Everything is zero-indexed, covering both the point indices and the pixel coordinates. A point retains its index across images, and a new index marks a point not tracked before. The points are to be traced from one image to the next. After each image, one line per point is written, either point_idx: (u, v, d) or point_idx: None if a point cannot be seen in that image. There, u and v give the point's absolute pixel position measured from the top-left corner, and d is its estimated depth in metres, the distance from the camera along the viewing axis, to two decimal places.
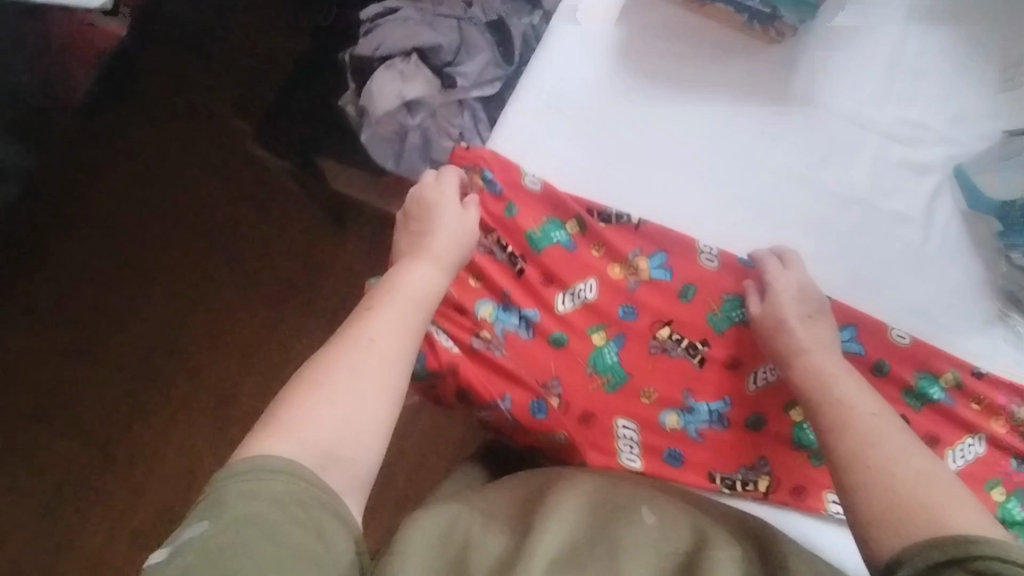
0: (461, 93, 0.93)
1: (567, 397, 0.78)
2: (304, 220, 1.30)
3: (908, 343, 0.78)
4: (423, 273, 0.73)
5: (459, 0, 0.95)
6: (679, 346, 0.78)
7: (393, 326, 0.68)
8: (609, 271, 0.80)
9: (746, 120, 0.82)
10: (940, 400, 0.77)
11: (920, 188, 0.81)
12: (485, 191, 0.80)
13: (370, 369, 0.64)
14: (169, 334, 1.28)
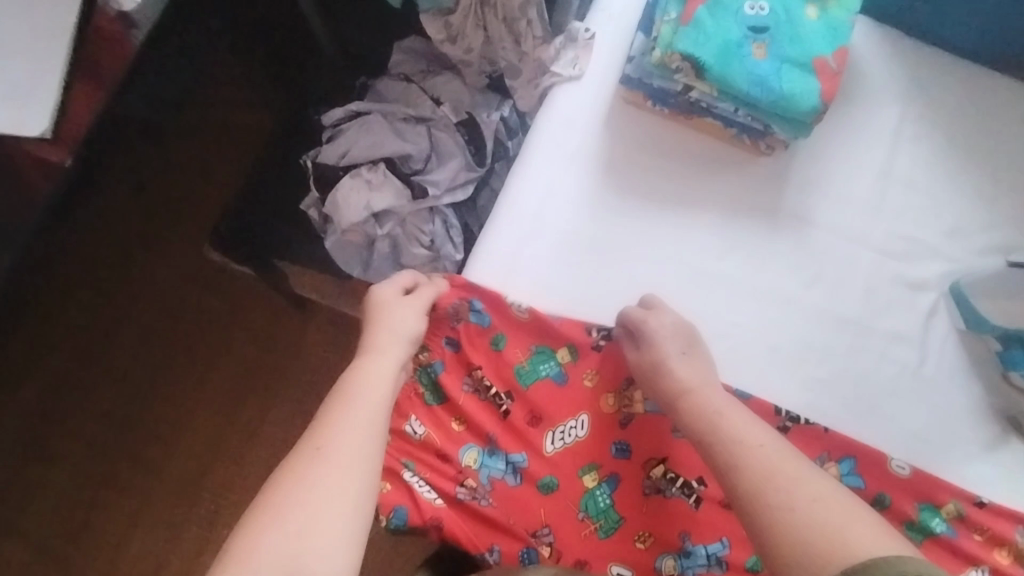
0: (432, 201, 0.89)
1: (559, 547, 0.72)
2: (268, 304, 1.14)
3: (908, 473, 0.74)
4: (377, 375, 0.66)
5: (427, 100, 0.92)
6: (674, 486, 0.73)
7: (344, 424, 0.62)
8: (601, 404, 0.74)
9: (736, 237, 0.80)
10: (942, 533, 0.73)
11: (915, 306, 0.79)
12: (468, 324, 0.75)
13: (323, 485, 0.58)
14: (120, 420, 1.12)
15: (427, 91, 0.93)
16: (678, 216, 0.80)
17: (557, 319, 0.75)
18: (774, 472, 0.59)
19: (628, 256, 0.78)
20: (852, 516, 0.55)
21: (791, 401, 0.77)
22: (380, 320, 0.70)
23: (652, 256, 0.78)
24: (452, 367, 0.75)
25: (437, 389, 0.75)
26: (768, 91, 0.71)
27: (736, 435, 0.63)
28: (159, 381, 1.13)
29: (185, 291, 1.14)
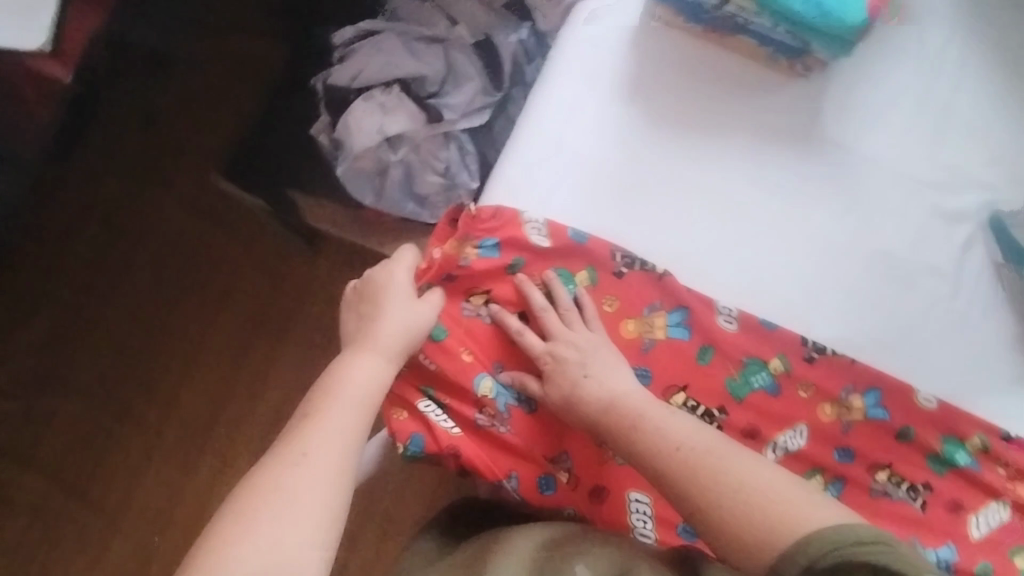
0: (448, 126, 0.87)
1: (577, 472, 0.71)
2: (279, 241, 1.13)
3: (934, 407, 0.74)
4: (361, 371, 0.65)
5: (442, 20, 0.89)
6: (695, 414, 0.72)
7: (332, 433, 0.62)
8: (621, 329, 0.73)
9: (767, 166, 0.77)
10: (966, 466, 0.73)
11: (950, 238, 0.77)
12: (480, 257, 0.71)
13: (304, 486, 0.58)
14: (133, 356, 1.12)
15: (444, 10, 0.90)
16: (708, 142, 0.77)
17: (586, 238, 0.72)
18: (699, 472, 0.60)
19: (651, 188, 0.75)
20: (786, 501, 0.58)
21: (818, 332, 0.75)
22: (373, 313, 0.69)
23: (676, 185, 0.76)
24: (460, 286, 0.71)
25: (444, 321, 0.71)
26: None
27: (656, 442, 0.63)
28: (171, 314, 1.12)
29: (196, 226, 1.13)
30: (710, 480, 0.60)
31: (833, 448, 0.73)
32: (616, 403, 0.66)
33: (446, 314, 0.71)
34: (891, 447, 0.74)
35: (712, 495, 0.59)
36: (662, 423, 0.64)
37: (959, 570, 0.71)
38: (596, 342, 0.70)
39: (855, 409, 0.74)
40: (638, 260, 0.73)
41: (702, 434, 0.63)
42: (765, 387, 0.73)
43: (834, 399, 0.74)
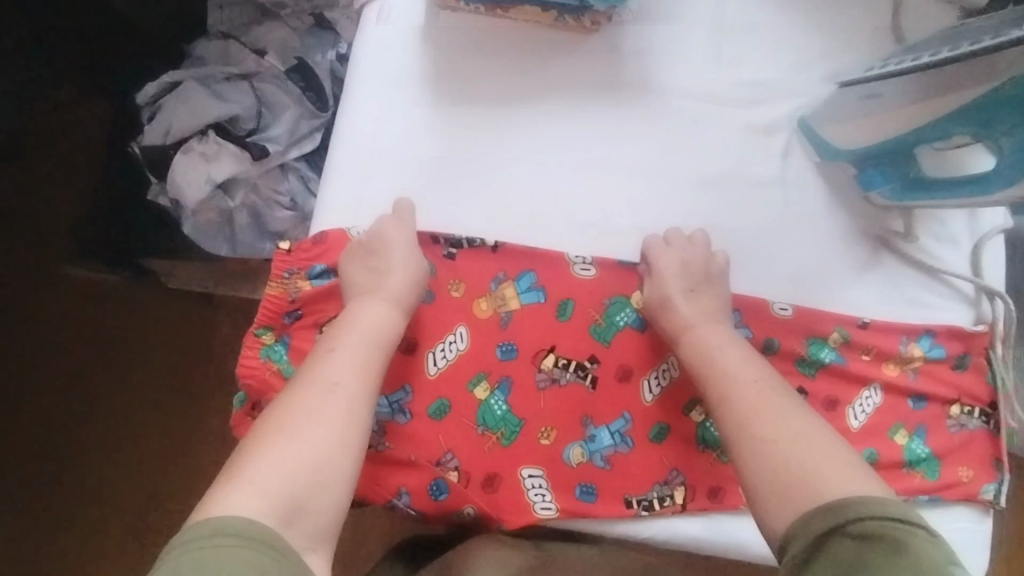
0: (279, 158, 0.87)
1: (465, 467, 0.71)
2: (177, 311, 1.11)
3: (791, 313, 0.76)
4: (371, 309, 0.67)
5: (248, 54, 0.89)
6: (568, 372, 0.73)
7: (356, 371, 0.62)
8: (474, 308, 0.74)
9: (584, 124, 0.79)
10: (832, 362, 0.76)
11: (770, 148, 0.80)
12: (317, 286, 0.72)
13: (331, 412, 0.59)
14: (49, 459, 1.06)
15: (251, 43, 0.91)
16: (521, 115, 0.78)
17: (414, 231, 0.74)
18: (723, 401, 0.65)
19: (475, 171, 0.77)
20: (775, 406, 0.63)
21: None
22: (383, 264, 0.69)
23: (500, 163, 0.77)
24: (308, 318, 0.71)
25: (295, 356, 0.71)
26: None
27: (695, 349, 0.69)
28: (85, 396, 1.08)
29: (84, 312, 1.07)
30: (733, 405, 0.64)
31: None
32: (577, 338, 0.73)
33: (299, 348, 0.71)
34: None
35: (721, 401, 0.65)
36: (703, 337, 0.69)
37: None
38: (691, 252, 0.74)
39: None
40: (465, 239, 0.75)
41: (702, 348, 0.69)
42: (631, 323, 0.75)
43: None
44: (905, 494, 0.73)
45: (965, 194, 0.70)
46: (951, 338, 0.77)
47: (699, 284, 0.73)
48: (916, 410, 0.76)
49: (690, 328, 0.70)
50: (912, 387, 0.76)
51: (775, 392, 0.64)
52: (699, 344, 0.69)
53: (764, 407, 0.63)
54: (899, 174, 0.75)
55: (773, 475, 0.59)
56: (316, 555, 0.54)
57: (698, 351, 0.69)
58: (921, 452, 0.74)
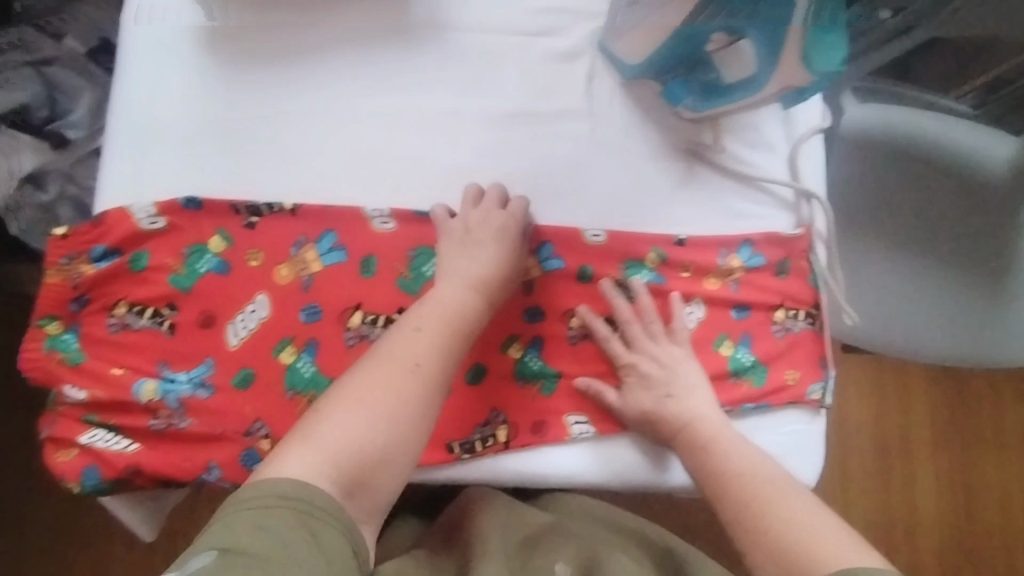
0: (85, 143, 0.86)
1: (276, 433, 0.69)
2: None
3: (604, 240, 0.74)
4: (454, 289, 0.67)
5: (42, 38, 0.88)
6: (377, 327, 0.71)
7: (429, 367, 0.63)
8: (276, 276, 0.71)
9: (375, 69, 0.75)
10: (649, 282, 0.74)
11: (573, 75, 0.77)
12: (100, 268, 0.70)
13: (394, 376, 0.61)
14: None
15: (46, 28, 0.88)
16: (306, 69, 0.75)
17: (201, 200, 0.71)
18: (710, 473, 0.66)
19: (262, 130, 0.74)
20: (788, 489, 0.62)
21: None
22: (474, 236, 0.70)
23: (289, 121, 0.74)
24: (94, 303, 0.69)
25: (84, 345, 0.69)
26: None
27: (677, 416, 0.69)
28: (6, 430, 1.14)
29: None
30: (727, 484, 0.64)
31: (521, 311, 0.73)
32: (457, 323, 0.65)
33: (87, 336, 0.69)
34: (574, 291, 0.74)
35: (720, 481, 0.65)
36: (655, 373, 0.71)
37: None
38: (671, 353, 0.72)
39: (531, 268, 0.73)
40: (263, 205, 0.72)
41: (693, 406, 0.69)
42: None
43: None
44: (729, 404, 0.72)
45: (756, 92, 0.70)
46: (770, 244, 0.76)
47: (693, 380, 0.71)
48: (740, 320, 0.74)
49: (680, 406, 0.69)
50: (733, 297, 0.74)
51: (782, 478, 0.63)
52: (687, 414, 0.69)
53: (768, 484, 0.62)
54: (697, 83, 0.74)
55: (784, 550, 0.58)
56: (369, 527, 0.59)
57: (688, 421, 0.69)
58: (746, 362, 0.73)
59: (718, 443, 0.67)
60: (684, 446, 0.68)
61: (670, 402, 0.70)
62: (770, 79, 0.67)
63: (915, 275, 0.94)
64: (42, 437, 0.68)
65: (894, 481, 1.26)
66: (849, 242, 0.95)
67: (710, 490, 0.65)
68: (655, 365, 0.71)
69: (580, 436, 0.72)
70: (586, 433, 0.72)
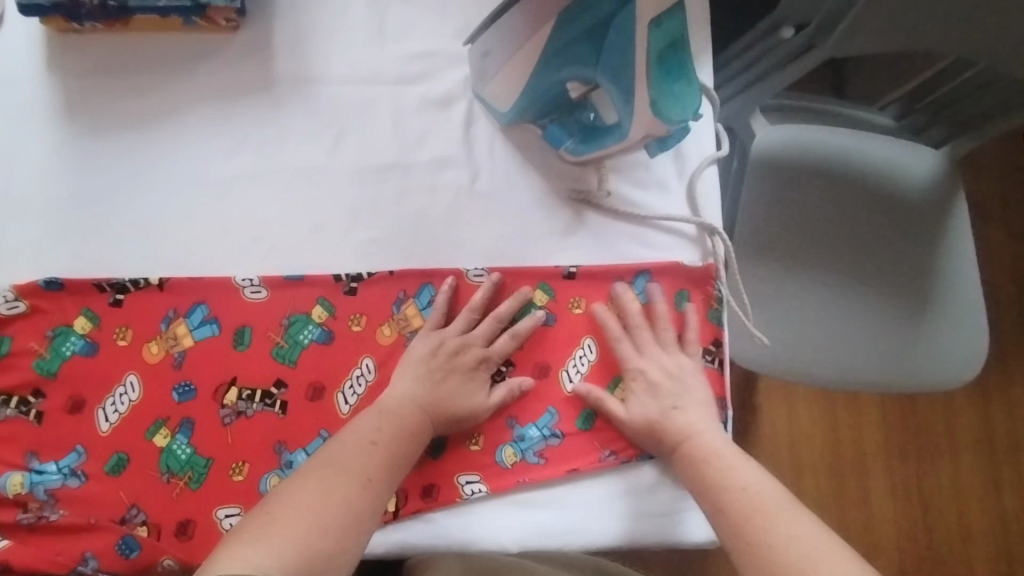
0: None
1: (154, 519, 0.67)
2: None
3: (487, 281, 0.71)
4: (410, 394, 0.66)
5: None
6: (254, 402, 0.69)
7: (387, 449, 0.61)
8: (146, 354, 0.69)
9: (240, 126, 0.73)
10: (537, 323, 0.72)
11: (449, 122, 0.74)
12: None
13: (345, 478, 0.58)
14: None
15: None
16: (166, 133, 0.72)
17: (61, 280, 0.68)
18: (715, 484, 0.62)
19: (122, 198, 0.71)
20: (784, 508, 0.58)
21: (350, 260, 0.71)
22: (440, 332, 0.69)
23: (153, 189, 0.71)
24: None
25: None
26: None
27: (670, 428, 0.67)
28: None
29: None
30: (733, 492, 0.60)
31: None
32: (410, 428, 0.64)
33: None
34: None
35: (722, 488, 0.61)
36: (656, 377, 0.69)
37: (566, 432, 0.70)
38: (678, 361, 0.70)
39: (411, 317, 0.71)
40: (127, 281, 0.69)
41: (692, 413, 0.67)
42: (315, 339, 0.70)
43: (388, 318, 0.71)
44: (626, 455, 0.70)
45: (610, 145, 0.70)
46: (668, 274, 0.72)
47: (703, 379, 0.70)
48: None
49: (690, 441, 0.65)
50: None
51: (783, 497, 0.59)
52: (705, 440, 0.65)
53: (769, 502, 0.58)
54: (576, 124, 0.72)
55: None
56: None
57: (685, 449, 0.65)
58: None
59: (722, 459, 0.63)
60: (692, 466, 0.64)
61: (669, 416, 0.67)
62: (632, 126, 0.66)
63: (851, 300, 0.87)
64: None
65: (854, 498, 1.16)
66: (776, 273, 0.87)
67: (707, 505, 0.61)
68: (664, 373, 0.69)
69: (472, 496, 0.69)
70: (480, 492, 0.69)
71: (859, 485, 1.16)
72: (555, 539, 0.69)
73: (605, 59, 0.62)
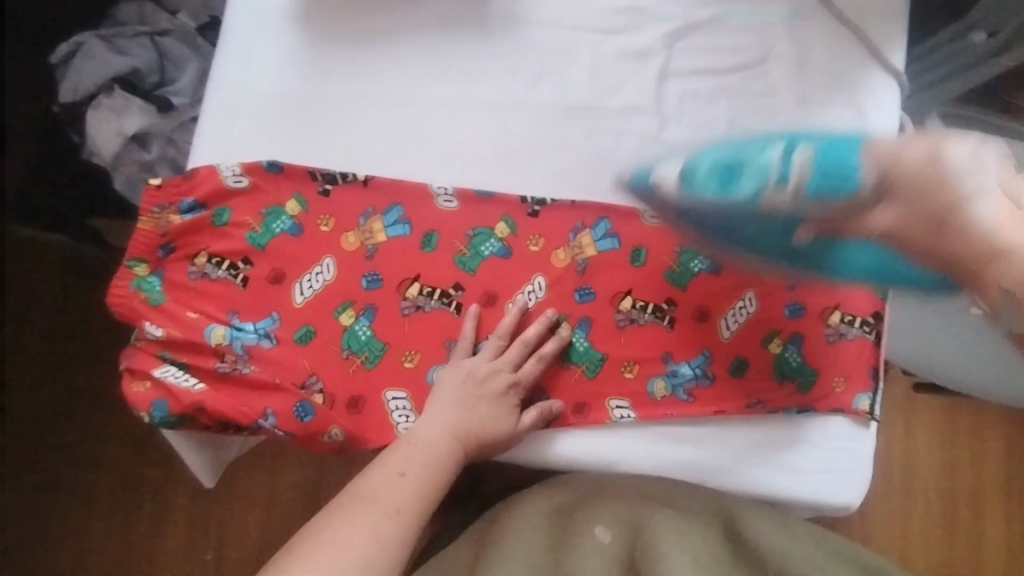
0: (185, 110, 0.87)
1: (330, 390, 0.74)
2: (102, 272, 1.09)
3: (660, 222, 0.76)
4: (436, 425, 0.68)
5: (162, 14, 0.90)
6: (433, 299, 0.75)
7: (416, 478, 0.64)
8: (343, 243, 0.76)
9: (454, 52, 0.79)
10: (702, 271, 0.75)
11: (645, 73, 0.79)
12: (186, 220, 0.75)
13: (374, 510, 0.60)
14: (21, 443, 1.11)
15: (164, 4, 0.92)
16: (385, 50, 0.79)
17: (282, 165, 0.76)
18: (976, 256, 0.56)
19: (342, 101, 0.78)
20: None
21: (536, 185, 0.77)
22: (457, 373, 0.70)
23: (370, 97, 0.78)
24: (179, 251, 0.75)
25: (165, 288, 0.75)
26: (843, 181, 0.61)
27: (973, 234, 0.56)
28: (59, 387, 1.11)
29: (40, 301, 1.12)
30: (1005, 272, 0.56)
31: (572, 291, 0.75)
32: (441, 459, 0.66)
33: (170, 280, 0.75)
34: (627, 273, 0.75)
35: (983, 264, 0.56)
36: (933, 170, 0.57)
37: (715, 375, 0.74)
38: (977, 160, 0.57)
39: (586, 246, 0.76)
40: (338, 174, 0.76)
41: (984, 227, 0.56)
42: (495, 252, 0.76)
43: (564, 244, 0.76)
44: (771, 406, 0.73)
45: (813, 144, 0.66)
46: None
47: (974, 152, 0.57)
48: (791, 319, 0.75)
49: (964, 212, 0.56)
50: (786, 297, 0.75)
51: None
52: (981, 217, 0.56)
53: None
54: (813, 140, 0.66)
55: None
56: None
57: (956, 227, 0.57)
58: (792, 362, 0.74)
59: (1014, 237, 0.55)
60: (944, 236, 0.57)
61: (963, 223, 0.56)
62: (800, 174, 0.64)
63: None
64: (121, 367, 0.73)
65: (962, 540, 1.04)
66: None
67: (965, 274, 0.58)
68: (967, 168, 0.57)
69: (620, 420, 0.73)
70: (627, 417, 0.73)
71: (968, 528, 1.04)
72: (690, 474, 0.72)
73: (744, 189, 0.64)
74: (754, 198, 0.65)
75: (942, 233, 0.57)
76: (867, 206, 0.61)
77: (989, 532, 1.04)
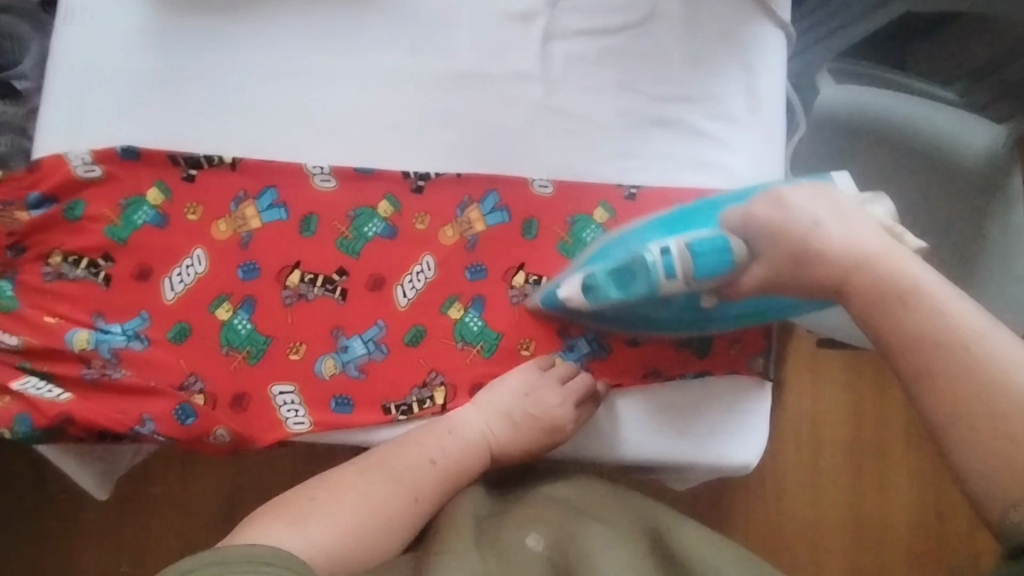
0: (36, 97, 0.79)
1: (211, 389, 0.69)
2: None
3: (551, 191, 0.73)
4: (481, 423, 0.67)
5: None
6: (316, 286, 0.71)
7: (446, 466, 0.62)
8: (214, 232, 0.71)
9: (323, 21, 0.74)
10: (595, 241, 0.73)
11: (529, 37, 0.75)
12: (34, 217, 0.69)
13: (398, 481, 0.59)
14: None
15: None
16: (249, 23, 0.73)
17: (138, 150, 0.70)
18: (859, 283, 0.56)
19: (203, 78, 0.72)
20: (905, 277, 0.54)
21: (419, 160, 0.73)
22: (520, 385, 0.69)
23: (234, 73, 0.73)
24: (31, 250, 0.69)
25: (18, 292, 0.68)
26: (725, 257, 0.64)
27: (832, 272, 0.58)
28: None
29: None
30: (898, 304, 0.53)
31: (462, 270, 0.72)
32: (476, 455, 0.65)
33: (24, 283, 0.68)
34: (519, 247, 0.73)
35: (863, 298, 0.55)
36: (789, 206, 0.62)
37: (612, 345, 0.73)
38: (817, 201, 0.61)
39: (475, 221, 0.73)
40: (202, 157, 0.71)
41: (859, 239, 0.58)
42: (380, 232, 0.72)
43: (452, 220, 0.72)
44: (670, 373, 0.73)
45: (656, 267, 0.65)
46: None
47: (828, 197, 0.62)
48: None
49: (817, 238, 0.59)
50: None
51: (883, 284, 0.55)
52: (833, 242, 0.58)
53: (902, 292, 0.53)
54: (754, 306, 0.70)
55: (991, 447, 0.44)
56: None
57: (818, 255, 0.59)
58: None
59: (859, 250, 0.57)
60: (803, 270, 0.60)
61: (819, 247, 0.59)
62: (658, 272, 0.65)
63: None
64: None
65: (870, 518, 1.06)
66: None
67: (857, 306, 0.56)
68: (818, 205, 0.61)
69: None
70: None
71: (878, 503, 1.06)
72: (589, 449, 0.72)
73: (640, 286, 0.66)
74: (652, 291, 0.66)
75: (802, 265, 0.60)
76: (740, 270, 0.65)
77: (894, 510, 1.06)
